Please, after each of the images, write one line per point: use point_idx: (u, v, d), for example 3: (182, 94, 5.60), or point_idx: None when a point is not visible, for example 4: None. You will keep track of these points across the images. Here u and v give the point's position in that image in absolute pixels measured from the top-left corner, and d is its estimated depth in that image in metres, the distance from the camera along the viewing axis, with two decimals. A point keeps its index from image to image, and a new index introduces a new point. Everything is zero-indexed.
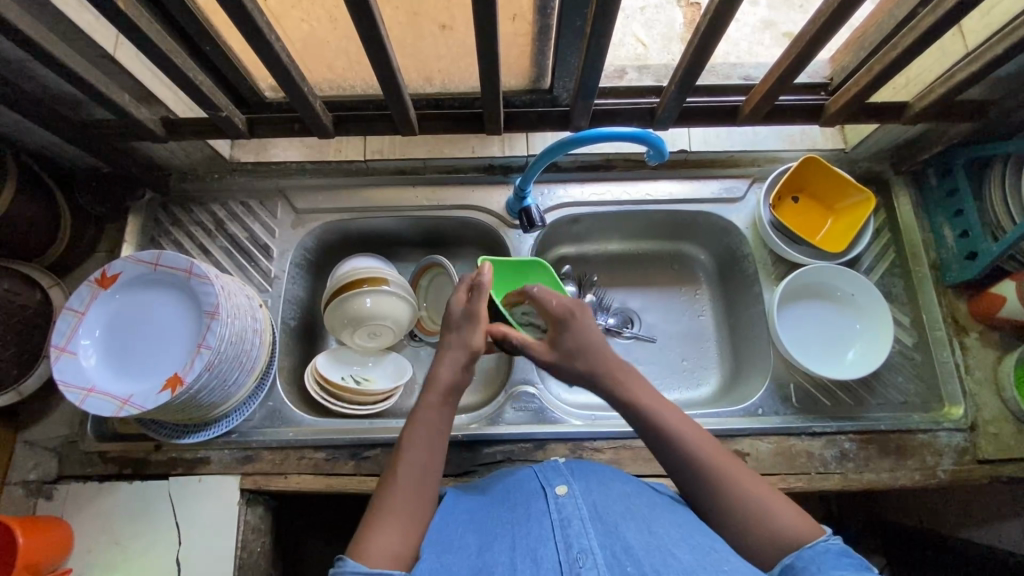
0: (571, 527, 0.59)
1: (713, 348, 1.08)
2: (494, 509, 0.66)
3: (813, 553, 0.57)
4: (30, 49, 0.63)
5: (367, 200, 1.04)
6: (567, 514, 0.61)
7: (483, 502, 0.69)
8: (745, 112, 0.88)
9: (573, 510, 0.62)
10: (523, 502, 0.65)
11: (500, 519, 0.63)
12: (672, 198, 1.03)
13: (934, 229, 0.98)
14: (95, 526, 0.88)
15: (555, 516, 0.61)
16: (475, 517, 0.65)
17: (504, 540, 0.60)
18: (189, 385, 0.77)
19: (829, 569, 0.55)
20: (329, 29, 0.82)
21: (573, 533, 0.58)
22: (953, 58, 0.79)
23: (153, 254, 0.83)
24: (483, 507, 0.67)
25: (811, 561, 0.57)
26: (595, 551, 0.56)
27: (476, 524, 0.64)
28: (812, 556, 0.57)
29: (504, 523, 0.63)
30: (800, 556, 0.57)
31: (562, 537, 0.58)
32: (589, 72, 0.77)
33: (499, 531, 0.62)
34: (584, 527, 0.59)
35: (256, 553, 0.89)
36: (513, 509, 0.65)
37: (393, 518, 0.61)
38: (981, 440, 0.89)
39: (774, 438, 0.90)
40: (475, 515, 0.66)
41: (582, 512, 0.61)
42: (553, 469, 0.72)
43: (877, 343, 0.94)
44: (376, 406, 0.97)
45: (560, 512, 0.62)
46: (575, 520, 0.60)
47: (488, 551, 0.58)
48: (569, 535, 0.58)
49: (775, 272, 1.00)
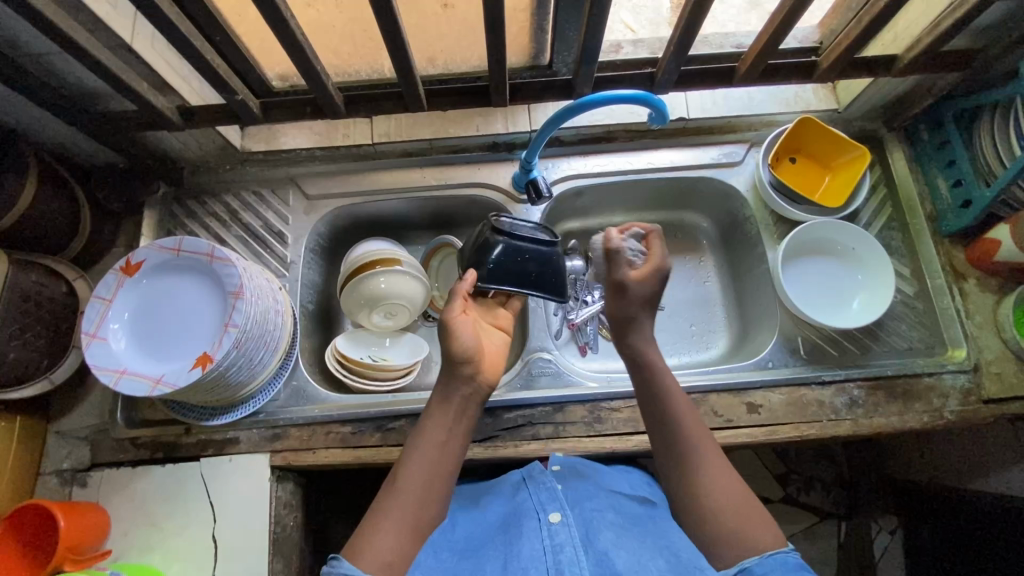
0: (564, 553, 0.64)
1: (720, 311, 1.11)
2: (491, 535, 0.73)
3: (771, 562, 0.62)
4: (56, 37, 0.66)
5: (376, 183, 1.07)
6: (559, 541, 0.66)
7: (478, 526, 0.76)
8: (740, 73, 0.90)
9: (565, 536, 0.67)
10: (518, 526, 0.71)
11: (493, 543, 0.70)
12: (674, 166, 1.06)
13: (928, 181, 1.02)
14: (130, 509, 0.90)
15: (548, 542, 0.66)
16: (469, 543, 0.73)
17: (495, 562, 0.67)
18: (219, 363, 0.80)
19: None
20: (334, 12, 0.86)
21: (565, 560, 0.64)
22: (937, 8, 0.82)
23: (175, 239, 0.85)
24: (478, 531, 0.74)
25: (768, 569, 0.61)
26: None
27: (469, 550, 0.71)
28: (769, 564, 0.62)
29: (495, 549, 0.69)
30: (759, 563, 0.62)
31: (554, 563, 0.63)
32: (590, 39, 0.80)
33: (488, 557, 0.68)
34: (576, 554, 0.64)
35: (289, 527, 0.92)
36: (508, 531, 0.72)
37: (393, 519, 0.65)
38: (985, 380, 0.92)
39: (785, 389, 0.93)
40: (471, 539, 0.73)
41: (574, 538, 0.66)
42: (548, 489, 0.76)
43: (878, 293, 0.97)
44: (396, 381, 1.00)
45: (553, 538, 0.67)
46: (568, 547, 0.65)
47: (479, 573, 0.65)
48: (561, 561, 0.63)
49: (777, 232, 1.03)
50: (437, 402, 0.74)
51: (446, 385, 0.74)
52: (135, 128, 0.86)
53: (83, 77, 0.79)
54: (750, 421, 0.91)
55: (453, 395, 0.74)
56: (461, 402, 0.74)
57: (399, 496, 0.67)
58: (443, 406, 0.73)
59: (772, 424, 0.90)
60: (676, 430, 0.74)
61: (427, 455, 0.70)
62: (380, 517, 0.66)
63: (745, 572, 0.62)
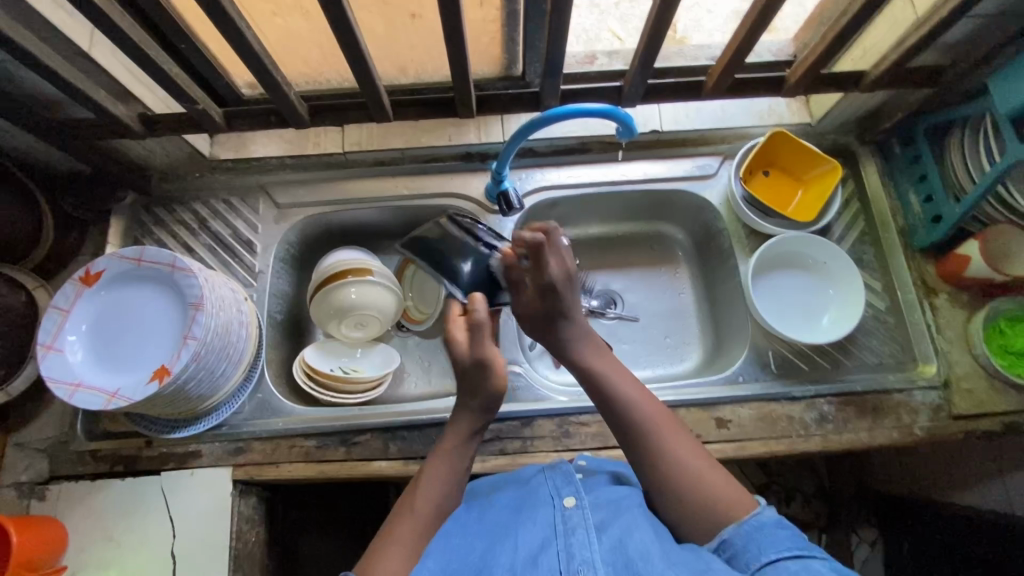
0: (575, 537, 0.63)
1: (695, 324, 1.10)
2: (502, 513, 0.70)
3: (750, 531, 0.64)
4: (6, 46, 0.64)
5: (348, 192, 1.06)
6: (572, 525, 0.65)
7: (489, 507, 0.73)
8: (709, 87, 0.90)
9: (579, 520, 0.65)
10: (531, 508, 0.69)
11: (505, 522, 0.68)
12: (647, 178, 1.05)
13: (900, 196, 1.02)
14: (89, 524, 0.88)
15: (560, 526, 0.65)
16: (483, 522, 0.70)
17: (505, 544, 0.65)
18: (176, 376, 0.78)
19: (771, 545, 0.61)
20: (301, 22, 0.84)
21: (576, 543, 0.63)
22: (904, 23, 0.82)
23: (136, 249, 0.84)
24: (492, 513, 0.71)
25: (748, 539, 0.63)
26: (596, 564, 0.60)
27: (481, 527, 0.69)
28: (747, 533, 0.64)
29: (506, 527, 0.67)
30: (737, 533, 0.64)
31: (565, 546, 0.62)
32: (554, 51, 0.79)
33: (504, 534, 0.66)
34: (588, 537, 0.63)
35: (251, 543, 0.91)
36: (520, 511, 0.70)
37: (405, 539, 0.67)
38: (955, 397, 0.92)
39: (755, 404, 0.92)
40: (486, 520, 0.70)
41: (589, 523, 0.65)
42: (564, 474, 0.75)
43: (850, 306, 0.97)
44: (365, 394, 0.98)
45: (566, 522, 0.65)
46: (580, 530, 0.64)
47: (491, 554, 0.63)
48: (572, 545, 0.62)
49: (750, 245, 1.02)
50: (457, 430, 0.76)
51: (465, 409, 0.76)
52: (97, 136, 0.85)
53: (40, 85, 0.78)
54: (718, 437, 0.90)
55: (478, 427, 0.76)
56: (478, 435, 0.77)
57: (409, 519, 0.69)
58: (463, 435, 0.75)
59: (741, 440, 0.89)
60: (630, 416, 0.73)
61: (445, 477, 0.73)
62: (394, 537, 0.67)
63: (725, 545, 0.64)
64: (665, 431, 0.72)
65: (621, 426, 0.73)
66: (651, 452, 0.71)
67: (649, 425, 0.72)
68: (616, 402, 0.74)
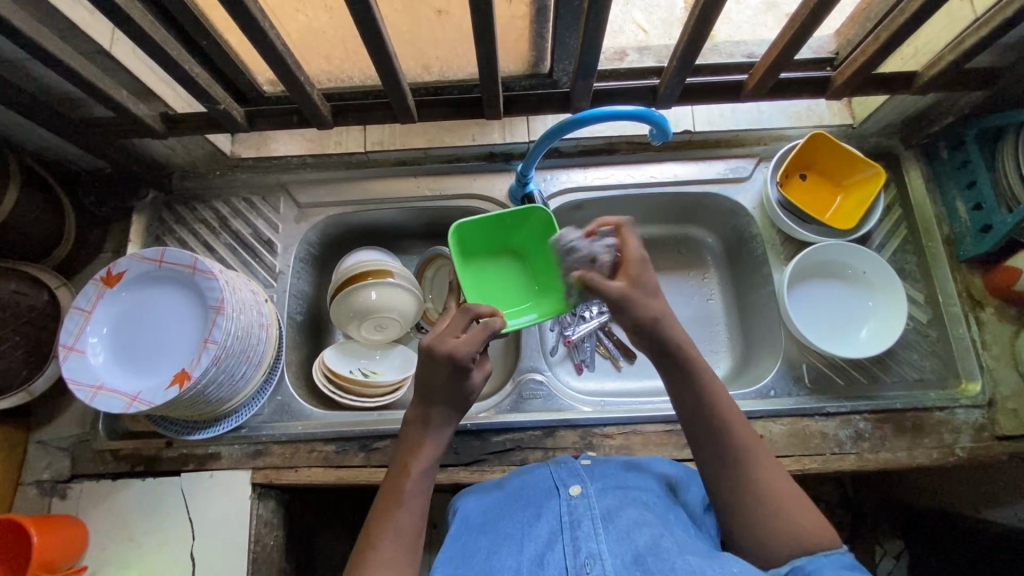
0: (581, 529, 0.60)
1: (724, 331, 1.06)
2: (509, 505, 0.67)
3: (825, 561, 0.56)
4: (24, 44, 0.63)
5: (369, 192, 1.04)
6: (577, 516, 0.61)
7: (494, 507, 0.68)
8: (749, 86, 0.86)
9: (585, 511, 0.62)
10: (536, 501, 0.66)
11: (510, 518, 0.65)
12: (677, 180, 1.02)
13: (947, 203, 0.97)
14: (108, 523, 0.88)
15: (566, 518, 0.62)
16: (487, 517, 0.67)
17: (512, 542, 0.61)
18: (197, 380, 0.77)
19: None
20: (324, 18, 0.81)
21: (582, 536, 0.59)
22: (962, 23, 0.77)
23: (157, 251, 0.83)
24: (495, 516, 0.66)
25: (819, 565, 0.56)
26: (604, 556, 0.57)
27: (487, 523, 0.65)
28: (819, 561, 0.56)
29: (514, 521, 0.64)
30: (810, 561, 0.56)
31: (571, 541, 0.59)
32: (589, 52, 0.75)
33: (508, 529, 0.63)
34: (594, 529, 0.60)
35: (269, 546, 0.90)
36: (525, 505, 0.66)
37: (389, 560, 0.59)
38: (1000, 416, 0.88)
39: (788, 420, 0.89)
40: (491, 516, 0.67)
41: (595, 513, 0.62)
42: (569, 466, 0.71)
43: (889, 321, 0.93)
44: (384, 398, 0.96)
45: (571, 513, 0.62)
46: (586, 521, 0.61)
47: (496, 554, 0.60)
48: (578, 538, 0.59)
49: (784, 252, 0.98)
50: (417, 434, 0.68)
51: (436, 414, 0.69)
52: (117, 135, 0.84)
53: (62, 82, 0.77)
54: None
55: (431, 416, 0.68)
56: (439, 429, 0.69)
57: (388, 538, 0.61)
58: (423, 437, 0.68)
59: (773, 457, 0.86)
60: (725, 440, 0.64)
61: (417, 484, 0.65)
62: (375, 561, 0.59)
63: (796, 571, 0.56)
64: (758, 451, 0.63)
65: (707, 436, 0.65)
66: (731, 448, 0.63)
67: (748, 457, 0.63)
68: (706, 409, 0.65)
